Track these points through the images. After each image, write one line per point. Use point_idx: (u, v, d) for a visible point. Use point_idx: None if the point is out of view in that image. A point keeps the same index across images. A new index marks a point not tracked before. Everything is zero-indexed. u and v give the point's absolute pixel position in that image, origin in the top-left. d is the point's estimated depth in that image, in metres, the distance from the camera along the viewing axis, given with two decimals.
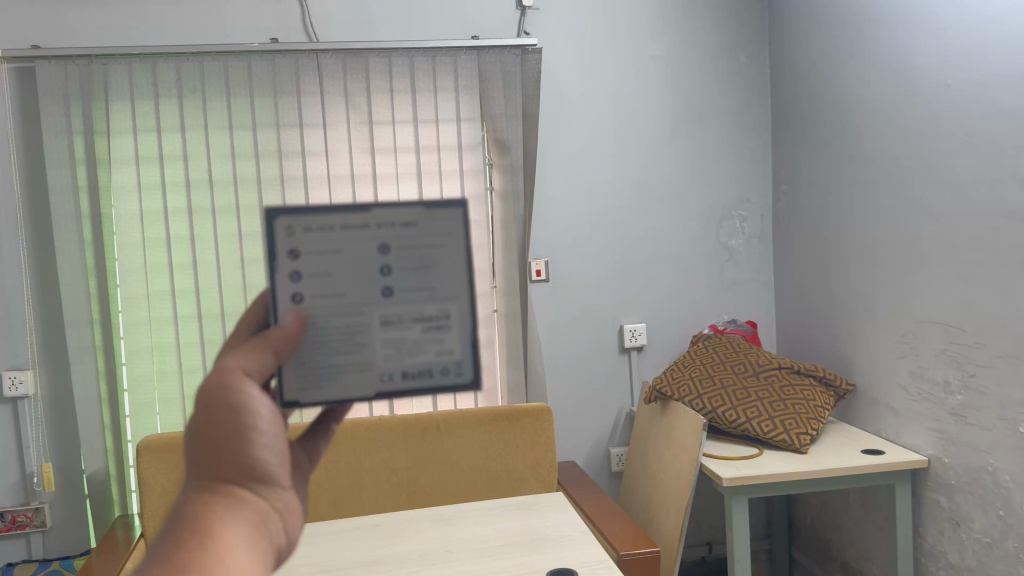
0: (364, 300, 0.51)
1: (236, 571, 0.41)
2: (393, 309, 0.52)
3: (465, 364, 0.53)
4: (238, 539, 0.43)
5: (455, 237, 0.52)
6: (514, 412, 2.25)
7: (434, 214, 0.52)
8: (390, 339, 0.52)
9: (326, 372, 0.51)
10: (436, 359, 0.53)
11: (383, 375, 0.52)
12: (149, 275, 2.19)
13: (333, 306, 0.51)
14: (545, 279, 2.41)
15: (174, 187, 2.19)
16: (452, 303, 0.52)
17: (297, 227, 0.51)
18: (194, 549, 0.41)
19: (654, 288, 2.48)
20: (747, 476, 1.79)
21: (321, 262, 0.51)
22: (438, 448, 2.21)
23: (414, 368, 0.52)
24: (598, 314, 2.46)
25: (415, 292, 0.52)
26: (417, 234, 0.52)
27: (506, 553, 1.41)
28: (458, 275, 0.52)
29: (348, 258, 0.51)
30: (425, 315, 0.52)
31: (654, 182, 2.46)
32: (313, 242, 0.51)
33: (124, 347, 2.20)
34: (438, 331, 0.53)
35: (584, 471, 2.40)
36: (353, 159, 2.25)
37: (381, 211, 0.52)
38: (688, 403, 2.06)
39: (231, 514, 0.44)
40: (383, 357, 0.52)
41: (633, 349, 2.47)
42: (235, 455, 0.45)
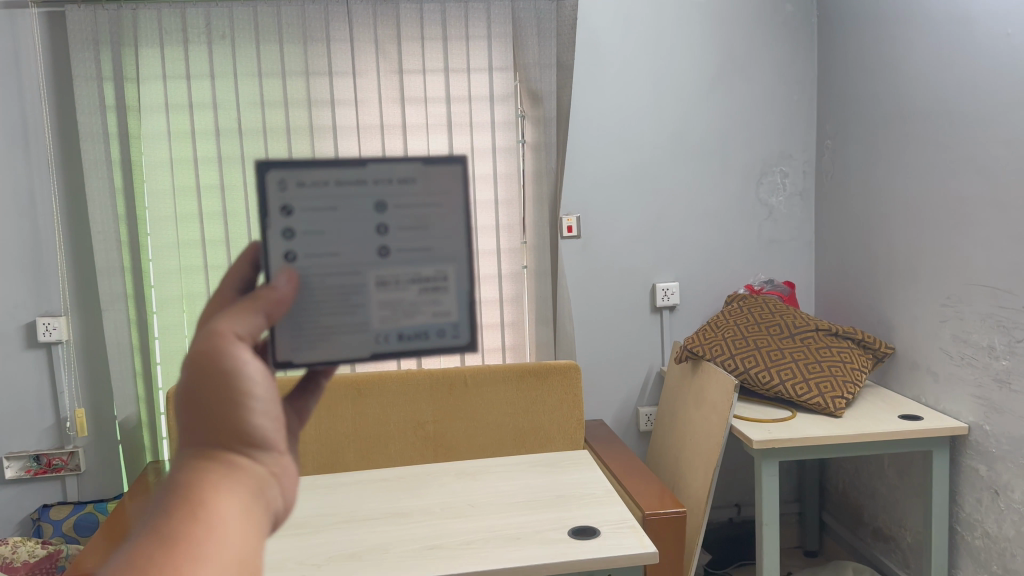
0: (359, 259, 0.48)
1: (234, 543, 0.38)
2: (390, 270, 0.48)
3: (462, 327, 0.50)
4: (234, 508, 0.40)
5: (455, 194, 0.49)
6: (543, 368, 2.23)
7: (433, 170, 0.49)
8: (386, 300, 0.48)
9: (318, 337, 0.48)
10: (433, 320, 0.49)
11: (379, 339, 0.49)
12: (179, 224, 2.20)
13: (327, 265, 0.47)
14: (576, 235, 2.36)
15: (203, 135, 2.18)
16: (450, 264, 0.49)
17: (288, 181, 0.47)
18: (186, 519, 0.38)
19: (687, 246, 2.42)
20: (779, 439, 1.75)
21: (313, 219, 0.48)
22: (465, 403, 2.20)
23: (411, 329, 0.49)
24: (629, 273, 2.41)
25: (412, 252, 0.48)
26: (414, 192, 0.49)
27: (528, 508, 1.39)
28: (458, 235, 0.49)
29: (342, 215, 0.48)
30: (423, 276, 0.49)
31: (692, 136, 2.39)
32: (305, 198, 0.48)
33: (155, 295, 2.21)
34: (435, 292, 0.49)
35: (612, 430, 2.38)
36: (383, 109, 2.21)
37: (377, 166, 0.48)
38: (720, 363, 2.01)
39: (226, 481, 0.40)
40: (379, 318, 0.48)
41: (665, 308, 2.42)
42: (228, 420, 0.42)
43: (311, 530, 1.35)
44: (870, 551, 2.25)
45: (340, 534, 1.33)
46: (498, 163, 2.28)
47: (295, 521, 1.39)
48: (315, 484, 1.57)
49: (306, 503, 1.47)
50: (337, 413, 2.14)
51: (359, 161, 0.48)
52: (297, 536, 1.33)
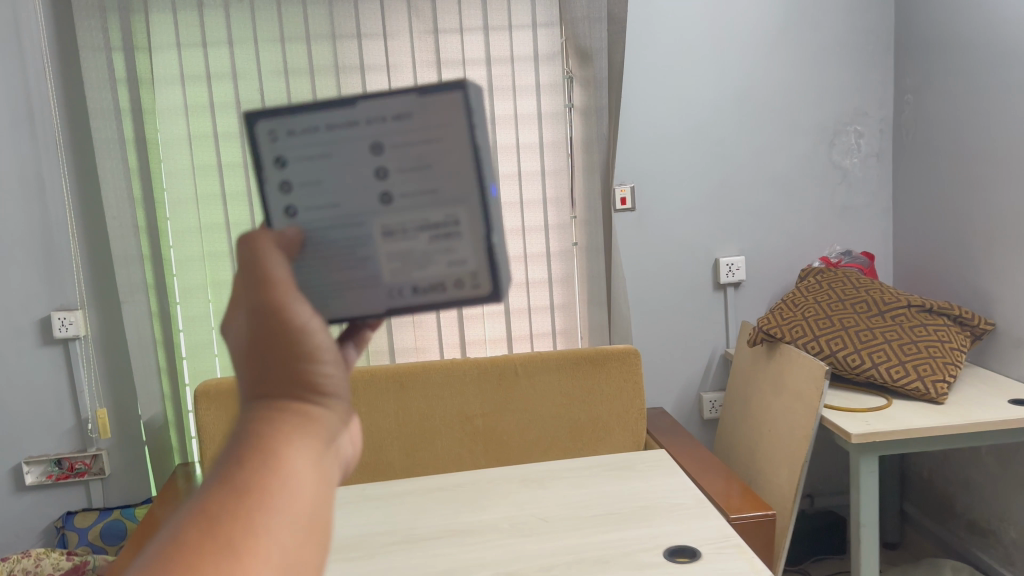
0: (362, 208, 0.51)
1: (299, 488, 0.38)
2: (394, 217, 0.51)
3: (481, 276, 0.52)
4: (298, 452, 0.39)
5: (453, 126, 0.50)
6: (599, 354, 2.03)
7: (429, 103, 0.50)
8: (395, 251, 0.51)
9: (336, 287, 0.52)
10: (449, 270, 0.52)
11: (395, 291, 0.52)
12: (201, 206, 2.02)
13: (329, 217, 0.51)
14: (631, 207, 2.16)
15: (223, 108, 1.99)
16: (459, 207, 0.51)
17: (280, 132, 0.51)
18: (259, 462, 0.38)
19: (753, 217, 2.21)
20: (880, 432, 1.55)
21: (308, 171, 0.51)
22: (516, 393, 2.01)
23: (425, 281, 0.52)
24: (690, 247, 2.20)
25: (415, 196, 0.51)
26: (409, 129, 0.50)
27: (611, 523, 1.21)
28: (461, 173, 0.50)
29: (336, 163, 0.51)
30: (432, 222, 0.51)
31: (756, 94, 2.17)
32: (299, 147, 0.51)
33: (178, 284, 2.04)
34: (447, 239, 0.51)
35: (675, 419, 2.19)
36: (418, 75, 2.02)
37: (366, 104, 0.50)
38: (802, 346, 1.81)
39: (297, 426, 0.40)
40: (391, 271, 0.52)
41: (730, 285, 2.21)
42: (293, 366, 0.42)
43: (365, 554, 1.18)
44: (964, 545, 2.05)
45: (397, 559, 1.15)
46: (545, 130, 2.08)
47: (344, 543, 1.21)
48: (363, 495, 1.40)
49: (355, 521, 1.29)
50: (379, 408, 1.97)
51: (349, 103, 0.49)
52: (349, 563, 1.15)
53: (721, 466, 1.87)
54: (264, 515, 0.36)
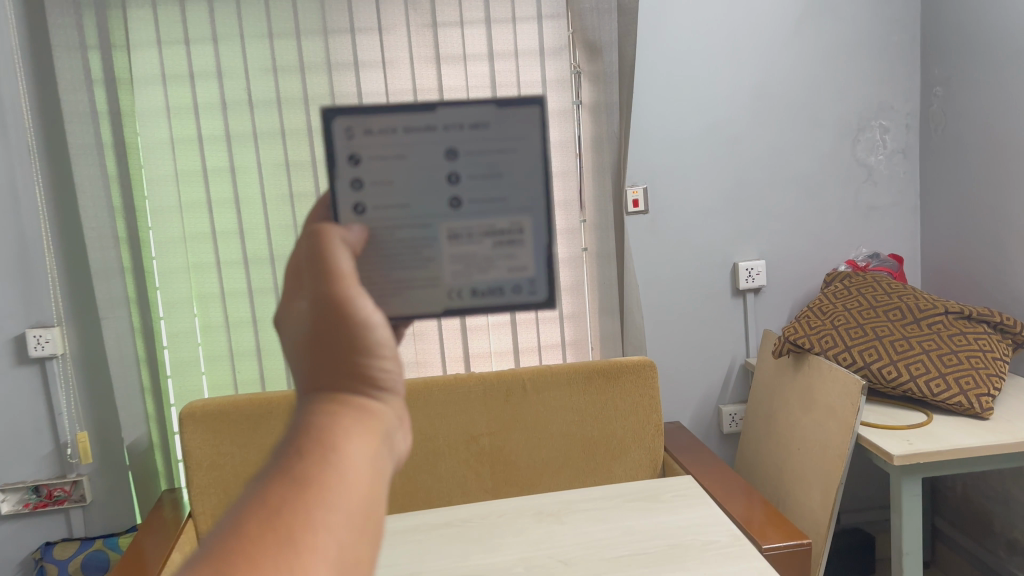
0: (432, 212, 0.54)
1: (356, 479, 0.39)
2: (460, 223, 0.54)
3: (539, 284, 0.56)
4: (357, 445, 0.41)
5: (529, 139, 0.53)
6: (612, 367, 1.90)
7: (507, 114, 0.52)
8: (458, 255, 0.55)
9: (395, 285, 0.54)
10: (508, 275, 0.55)
11: (453, 293, 0.55)
12: (184, 214, 1.88)
13: (398, 217, 0.53)
14: (643, 210, 2.03)
15: (207, 109, 1.83)
16: (525, 216, 0.54)
17: (356, 129, 0.52)
18: (319, 453, 0.39)
19: (772, 218, 2.08)
20: (924, 452, 1.43)
21: (381, 167, 0.53)
22: (523, 411, 1.88)
23: (484, 284, 0.55)
24: (706, 251, 2.07)
25: (484, 203, 0.54)
26: (486, 137, 0.53)
27: (637, 565, 1.08)
28: (532, 186, 0.53)
29: (410, 163, 0.53)
30: (497, 229, 0.55)
31: (776, 89, 2.04)
32: (374, 146, 0.52)
33: (161, 296, 1.91)
34: (510, 246, 0.55)
35: (693, 434, 2.06)
36: (415, 72, 1.88)
37: (447, 111, 0.52)
38: (832, 358, 1.69)
39: (354, 421, 0.42)
40: (451, 273, 0.55)
41: (749, 291, 2.09)
42: (351, 360, 0.45)
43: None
44: (1003, 566, 1.92)
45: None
46: None
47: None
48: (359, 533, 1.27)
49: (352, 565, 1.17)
50: None
51: (430, 107, 0.52)
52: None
53: (745, 485, 1.75)
54: (323, 501, 0.37)
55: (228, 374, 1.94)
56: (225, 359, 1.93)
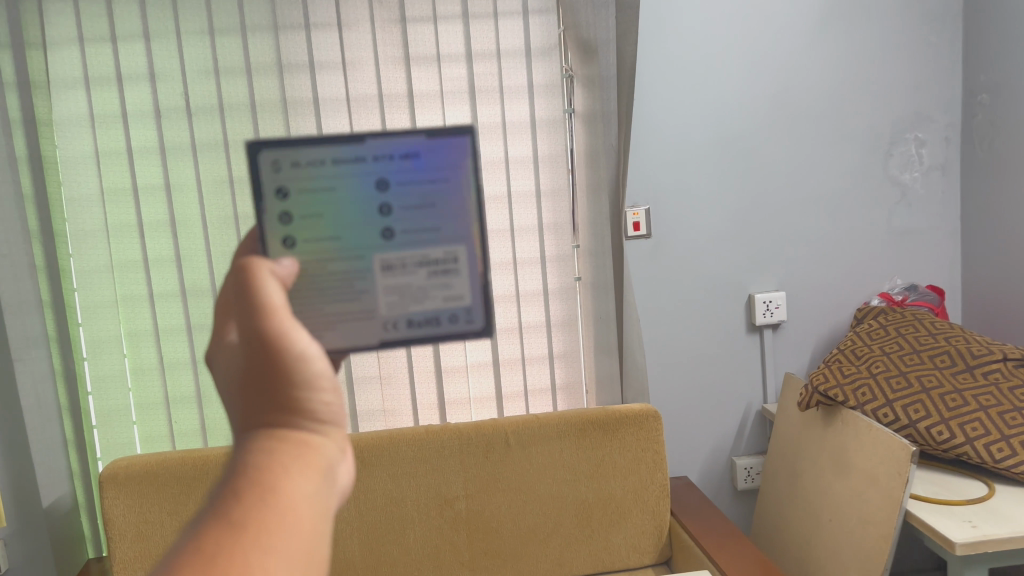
0: (362, 245, 0.43)
1: (305, 522, 0.37)
2: (395, 252, 0.44)
3: (475, 311, 0.46)
4: (302, 493, 0.38)
5: (465, 167, 0.44)
6: (610, 419, 1.64)
7: (440, 145, 0.44)
8: (394, 286, 0.44)
9: (326, 324, 0.43)
10: (444, 305, 0.45)
11: (391, 327, 0.45)
12: (112, 239, 1.63)
13: (327, 252, 0.43)
14: (645, 234, 1.77)
15: (138, 118, 1.58)
16: (460, 244, 0.44)
17: (284, 162, 0.43)
18: (261, 503, 0.36)
19: (792, 243, 1.82)
20: (993, 539, 1.16)
21: (308, 202, 0.43)
22: (507, 469, 1.61)
23: (420, 316, 0.45)
24: (717, 282, 1.81)
25: (418, 233, 0.44)
26: (419, 171, 0.44)
27: None
28: (468, 215, 0.44)
29: (338, 194, 0.44)
30: (431, 258, 0.44)
31: (796, 96, 1.78)
32: (303, 178, 0.43)
33: (86, 334, 1.66)
34: (444, 275, 0.45)
35: (703, 492, 1.79)
36: (381, 75, 1.61)
37: (376, 139, 0.43)
38: (870, 415, 1.43)
39: (297, 466, 0.39)
40: (388, 305, 0.44)
41: (767, 326, 1.82)
42: (290, 397, 0.41)
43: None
44: None
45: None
46: (538, 143, 1.62)
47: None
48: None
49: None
50: None
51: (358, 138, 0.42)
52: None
53: (762, 559, 1.50)
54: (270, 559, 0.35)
55: (162, 425, 1.68)
56: (160, 409, 1.67)
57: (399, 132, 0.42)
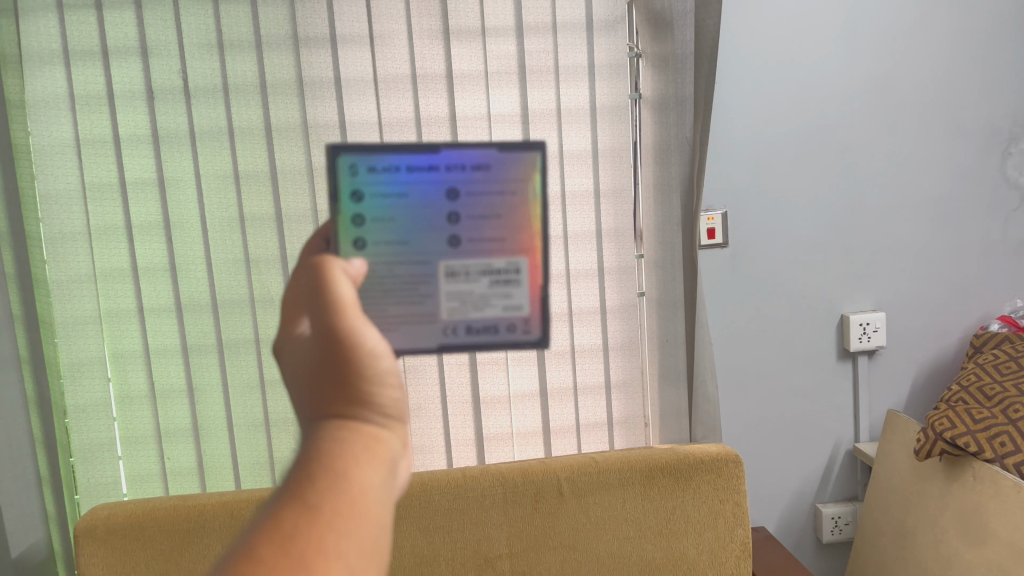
0: (434, 251, 0.55)
1: (363, 500, 0.48)
2: (459, 260, 0.55)
3: (533, 321, 0.56)
4: (366, 475, 0.50)
5: (527, 182, 0.55)
6: (682, 463, 1.38)
7: (506, 159, 0.55)
8: (455, 290, 0.56)
9: (390, 321, 0.55)
10: (503, 314, 0.56)
11: (449, 329, 0.56)
12: (95, 244, 1.37)
13: (399, 253, 0.55)
14: (721, 242, 1.49)
15: (127, 100, 1.35)
16: (521, 258, 0.56)
17: (360, 166, 0.55)
18: (335, 484, 0.48)
19: (893, 257, 1.56)
20: None
21: (381, 207, 0.55)
22: (560, 523, 1.35)
23: (478, 322, 0.56)
24: (806, 301, 1.54)
25: (483, 242, 0.56)
26: (488, 179, 0.55)
27: None
28: (530, 226, 0.56)
29: (408, 201, 0.55)
30: (493, 268, 0.56)
31: (902, 83, 1.51)
32: (375, 181, 0.55)
33: (61, 356, 1.39)
34: (505, 285, 0.56)
35: (785, 546, 1.53)
36: (414, 49, 1.36)
37: (450, 151, 0.55)
38: (1015, 472, 1.16)
39: (358, 449, 0.51)
40: (448, 309, 0.56)
41: (863, 353, 1.56)
42: (358, 387, 0.53)
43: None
44: None
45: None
46: (599, 133, 1.41)
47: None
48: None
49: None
50: None
51: (433, 148, 0.54)
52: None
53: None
54: (339, 530, 0.46)
55: (153, 464, 1.42)
56: (150, 443, 1.42)
57: (474, 146, 0.54)
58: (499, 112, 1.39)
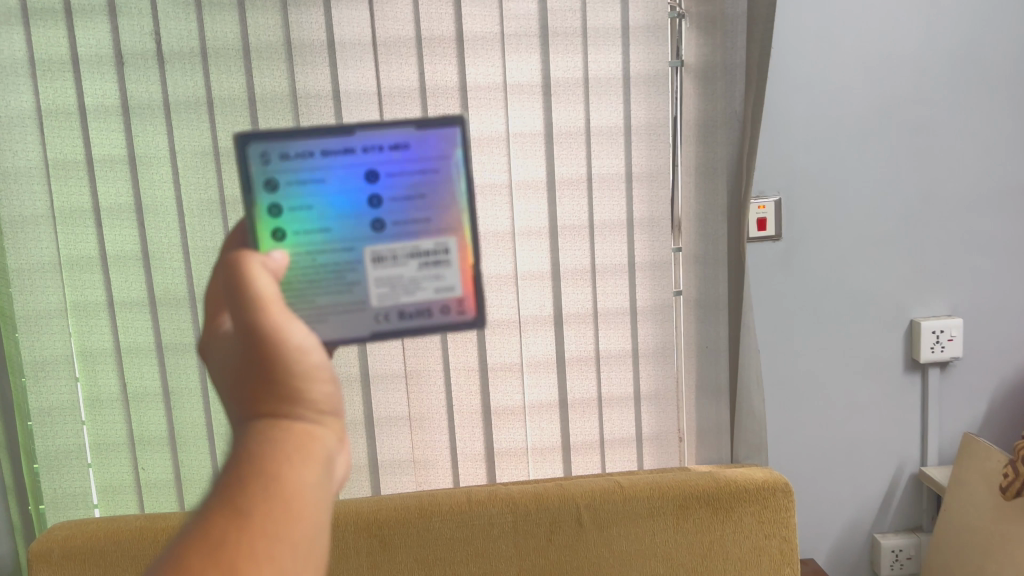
0: (353, 238, 0.46)
1: (307, 509, 0.38)
2: (384, 245, 0.46)
3: (467, 302, 0.48)
4: (302, 479, 0.38)
5: (456, 157, 0.46)
6: (722, 492, 1.19)
7: (428, 136, 0.46)
8: (382, 277, 0.46)
9: (311, 317, 0.45)
10: (436, 296, 0.47)
11: (383, 325, 0.47)
12: (59, 229, 1.22)
13: (313, 249, 0.46)
14: (773, 234, 1.28)
15: (91, 65, 1.18)
16: (451, 235, 0.47)
17: (271, 154, 0.46)
18: (263, 496, 0.37)
19: (974, 254, 1.34)
20: None
21: (298, 197, 0.46)
22: (578, 558, 1.18)
23: (412, 308, 0.47)
24: (869, 304, 1.33)
25: (408, 226, 0.47)
26: (409, 158, 0.46)
27: None
28: (461, 204, 0.46)
29: (327, 187, 0.46)
30: (422, 250, 0.47)
31: (994, 50, 1.28)
32: (290, 171, 0.46)
33: (23, 353, 1.25)
34: (436, 266, 0.47)
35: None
36: (419, 7, 1.18)
37: (364, 130, 0.45)
38: None
39: (295, 452, 0.39)
40: (377, 296, 0.46)
41: (934, 364, 1.35)
42: (283, 383, 0.41)
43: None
44: None
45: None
46: (633, 106, 1.22)
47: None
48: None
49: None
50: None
51: (346, 129, 0.45)
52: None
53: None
54: (269, 550, 0.36)
55: (126, 473, 1.28)
56: (122, 451, 1.28)
57: (388, 123, 0.45)
58: (516, 80, 1.20)
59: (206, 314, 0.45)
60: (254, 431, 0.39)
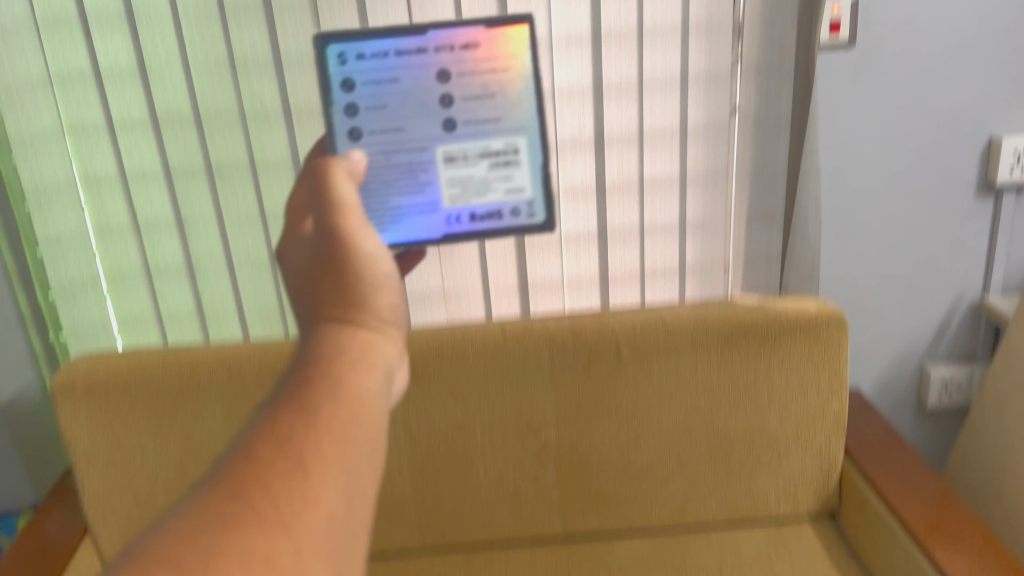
0: (426, 138, 0.70)
1: (365, 397, 0.48)
2: (455, 145, 0.70)
3: (538, 207, 0.70)
4: (361, 380, 0.49)
5: (511, 72, 0.70)
6: (770, 325, 1.12)
7: (491, 34, 0.69)
8: (456, 178, 0.70)
9: (394, 211, 0.70)
10: (506, 196, 0.71)
11: (454, 206, 0.70)
12: (43, 39, 1.09)
13: (397, 138, 0.70)
14: (850, 40, 1.11)
15: None
16: (518, 138, 0.70)
17: (347, 55, 0.70)
18: (330, 389, 0.47)
19: None
20: None
21: (373, 95, 0.70)
22: (616, 390, 1.14)
23: (482, 209, 0.71)
24: (945, 120, 1.19)
25: (476, 122, 0.70)
26: (466, 60, 0.70)
27: None
28: (523, 114, 0.70)
29: (399, 90, 0.71)
30: (493, 152, 0.70)
31: None
32: (362, 71, 0.70)
33: (21, 177, 1.16)
34: (506, 167, 0.70)
35: (878, 411, 1.30)
36: None
37: (436, 32, 0.70)
38: None
39: (358, 359, 0.50)
40: (451, 198, 0.70)
41: (1010, 188, 1.23)
42: (356, 290, 0.53)
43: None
44: None
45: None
46: None
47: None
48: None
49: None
50: None
51: (421, 31, 0.69)
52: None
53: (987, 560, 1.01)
54: (336, 435, 0.45)
55: (145, 304, 1.23)
56: (139, 281, 1.22)
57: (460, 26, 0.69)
58: None
59: (289, 221, 0.59)
60: (329, 333, 0.52)
